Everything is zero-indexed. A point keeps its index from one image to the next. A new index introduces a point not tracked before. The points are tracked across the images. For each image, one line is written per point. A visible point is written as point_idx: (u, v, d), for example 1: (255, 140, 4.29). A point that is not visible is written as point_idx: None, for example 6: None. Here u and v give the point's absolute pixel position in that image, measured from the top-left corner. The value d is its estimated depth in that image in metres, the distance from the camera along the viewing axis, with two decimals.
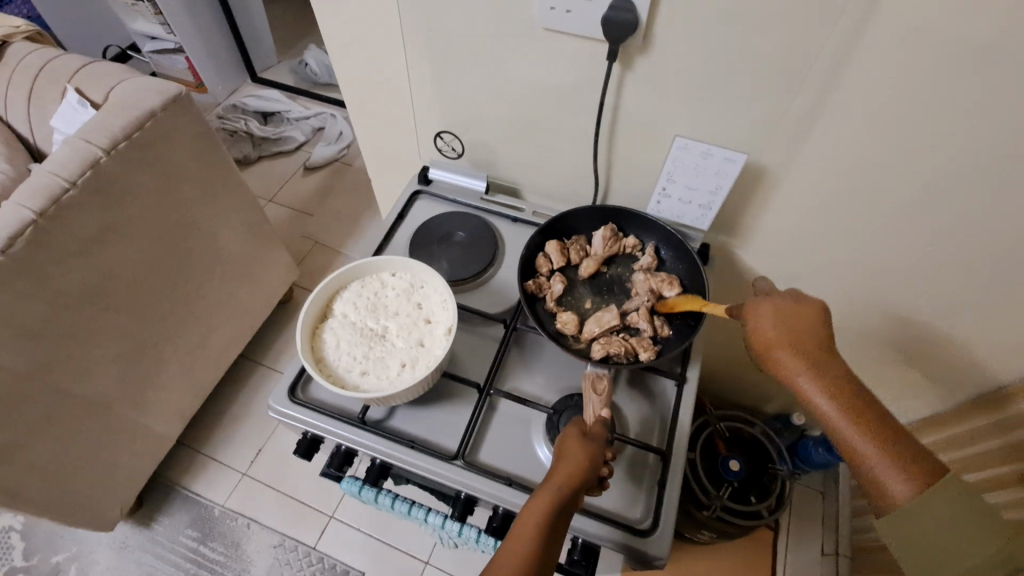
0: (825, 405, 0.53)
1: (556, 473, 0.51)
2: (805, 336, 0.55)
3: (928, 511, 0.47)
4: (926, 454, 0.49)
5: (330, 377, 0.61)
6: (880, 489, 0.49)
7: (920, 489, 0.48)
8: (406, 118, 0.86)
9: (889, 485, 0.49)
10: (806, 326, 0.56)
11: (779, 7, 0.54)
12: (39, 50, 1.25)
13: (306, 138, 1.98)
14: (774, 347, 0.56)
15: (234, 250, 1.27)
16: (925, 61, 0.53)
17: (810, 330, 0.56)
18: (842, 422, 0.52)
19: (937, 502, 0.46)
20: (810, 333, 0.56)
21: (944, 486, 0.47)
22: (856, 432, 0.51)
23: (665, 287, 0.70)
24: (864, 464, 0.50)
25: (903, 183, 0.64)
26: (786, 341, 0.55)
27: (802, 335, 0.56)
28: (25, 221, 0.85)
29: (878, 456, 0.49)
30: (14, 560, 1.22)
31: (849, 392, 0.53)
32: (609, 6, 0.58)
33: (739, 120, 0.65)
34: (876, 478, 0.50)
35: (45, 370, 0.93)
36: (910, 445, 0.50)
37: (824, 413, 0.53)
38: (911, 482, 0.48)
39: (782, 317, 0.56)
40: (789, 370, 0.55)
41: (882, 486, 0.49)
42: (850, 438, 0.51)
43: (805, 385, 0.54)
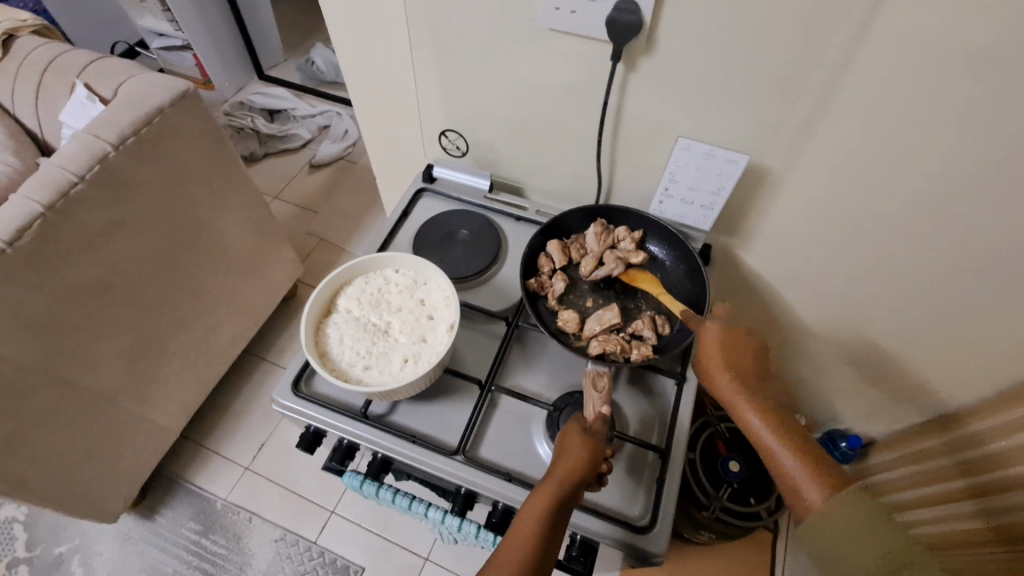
0: (751, 418, 0.58)
1: (557, 469, 0.52)
2: (740, 357, 0.62)
3: (833, 511, 0.50)
4: (837, 465, 0.54)
5: (334, 371, 0.62)
6: (797, 492, 0.53)
7: (831, 493, 0.51)
8: (411, 117, 0.87)
9: (803, 489, 0.53)
10: (742, 348, 0.63)
11: (782, 10, 0.54)
12: (47, 45, 1.26)
13: (312, 135, 1.99)
14: (711, 362, 0.62)
15: (239, 246, 1.28)
16: (929, 64, 0.53)
17: (743, 351, 0.63)
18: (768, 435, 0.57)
19: (843, 505, 0.50)
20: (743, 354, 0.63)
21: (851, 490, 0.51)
22: (776, 442, 0.56)
23: (629, 255, 0.73)
24: (783, 471, 0.55)
25: (905, 186, 0.64)
26: (721, 360, 0.62)
27: (736, 353, 0.63)
28: (33, 215, 0.86)
29: (794, 462, 0.54)
30: (18, 550, 1.23)
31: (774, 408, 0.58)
32: (613, 7, 0.59)
33: (742, 121, 0.65)
34: (794, 484, 0.54)
35: (52, 362, 0.94)
36: (825, 458, 0.54)
37: (752, 427, 0.58)
38: (822, 486, 0.52)
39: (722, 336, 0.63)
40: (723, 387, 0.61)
41: (798, 490, 0.53)
42: (773, 448, 0.56)
43: (738, 400, 0.59)
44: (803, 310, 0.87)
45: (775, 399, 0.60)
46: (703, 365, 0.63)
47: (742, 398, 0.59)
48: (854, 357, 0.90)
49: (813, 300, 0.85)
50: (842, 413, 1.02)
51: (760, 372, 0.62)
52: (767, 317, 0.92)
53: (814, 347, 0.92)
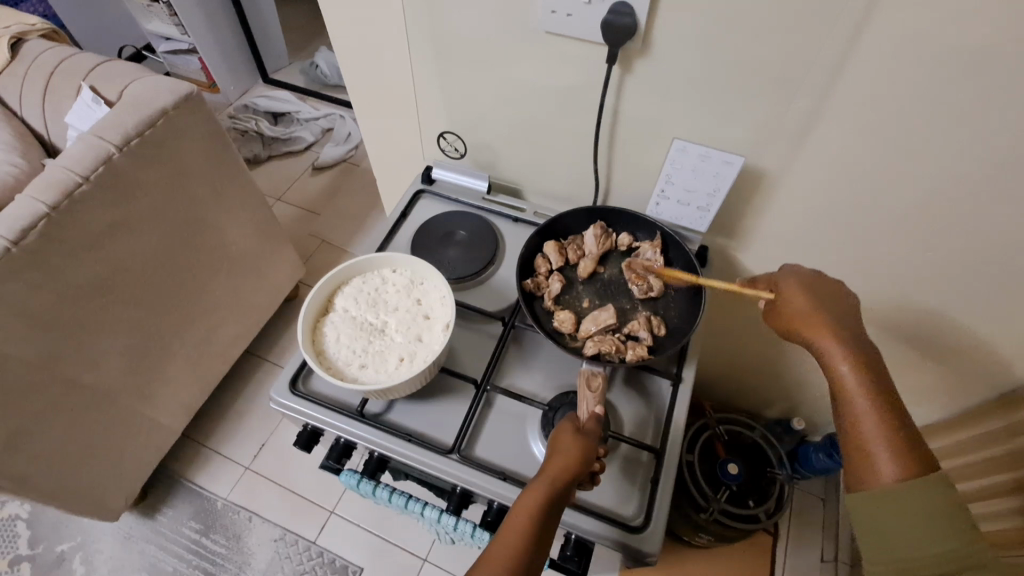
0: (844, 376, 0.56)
1: (550, 467, 0.52)
2: (841, 314, 0.59)
3: (903, 490, 0.50)
4: (929, 453, 0.51)
5: (331, 369, 0.62)
6: (868, 465, 0.52)
7: (911, 476, 0.50)
8: (411, 119, 0.88)
9: (880, 465, 0.52)
10: (841, 305, 0.60)
11: (776, 13, 0.55)
12: (54, 48, 1.28)
13: (315, 138, 2.01)
14: (807, 312, 0.60)
15: (242, 247, 1.29)
16: (924, 66, 0.54)
17: (841, 308, 0.60)
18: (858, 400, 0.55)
19: (918, 492, 0.49)
20: (842, 309, 0.60)
21: (934, 478, 0.50)
22: (866, 407, 0.54)
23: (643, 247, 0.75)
24: (861, 440, 0.53)
25: (902, 186, 0.64)
26: (817, 312, 0.59)
27: (836, 311, 0.60)
28: (38, 215, 0.87)
29: (880, 438, 0.52)
30: (21, 547, 1.24)
31: (872, 371, 0.56)
32: (609, 10, 0.59)
33: (737, 123, 0.66)
34: (869, 454, 0.53)
35: (56, 359, 0.95)
36: (914, 438, 0.52)
37: (842, 385, 0.56)
38: (903, 466, 0.51)
39: (815, 291, 0.61)
40: (817, 337, 0.59)
41: (874, 464, 0.52)
42: (857, 415, 0.54)
43: (833, 355, 0.57)
44: None
45: (876, 355, 0.57)
46: (796, 314, 0.61)
47: (840, 355, 0.57)
48: None
49: None
50: None
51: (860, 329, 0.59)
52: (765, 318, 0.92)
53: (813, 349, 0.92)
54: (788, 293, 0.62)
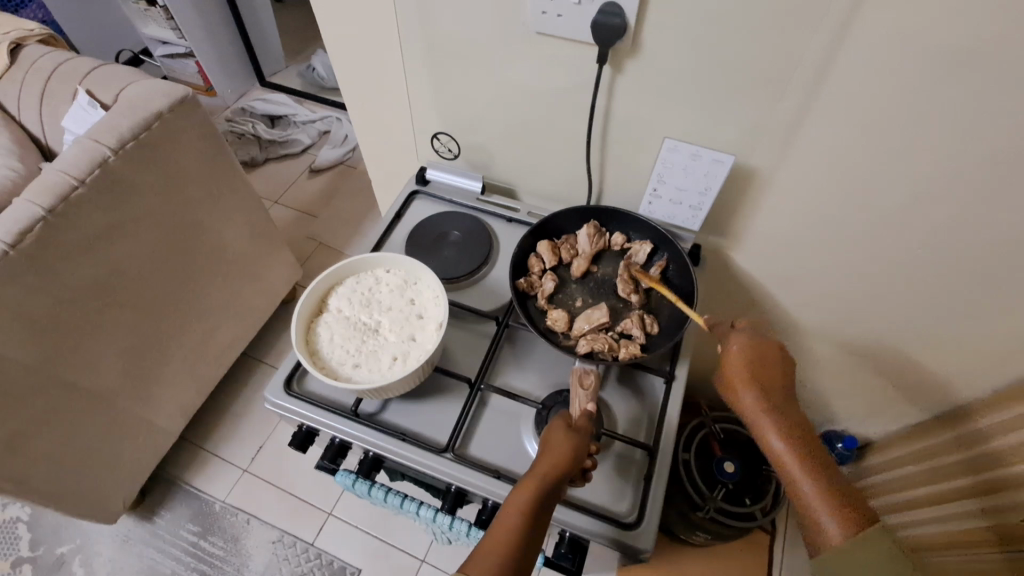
0: (777, 444, 0.58)
1: (540, 465, 0.52)
2: (772, 380, 0.61)
3: (853, 556, 0.51)
4: (868, 509, 0.54)
5: (324, 369, 0.62)
6: (819, 531, 0.54)
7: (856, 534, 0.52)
8: (405, 121, 0.88)
9: (825, 526, 0.54)
10: (772, 369, 0.62)
11: (762, 13, 0.55)
12: (51, 52, 1.29)
13: (312, 140, 2.01)
14: (739, 379, 0.61)
15: (238, 249, 1.29)
16: (908, 64, 0.54)
17: (773, 368, 0.62)
18: (794, 465, 0.57)
19: (868, 554, 0.51)
20: (775, 375, 0.62)
21: (878, 532, 0.52)
22: (804, 472, 0.56)
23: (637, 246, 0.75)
24: (804, 503, 0.56)
25: (891, 184, 0.65)
26: (750, 376, 0.61)
27: (767, 376, 0.61)
28: (35, 218, 0.87)
29: (820, 499, 0.54)
30: (20, 550, 1.24)
31: (802, 435, 0.58)
32: (599, 11, 0.60)
33: (726, 122, 0.66)
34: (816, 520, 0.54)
35: (53, 362, 0.95)
36: (852, 495, 0.55)
37: (776, 452, 0.58)
38: (848, 526, 0.53)
39: (751, 352, 0.62)
40: (750, 404, 0.60)
41: (822, 528, 0.54)
42: (799, 483, 0.56)
43: (766, 424, 0.59)
44: (794, 310, 0.88)
45: (802, 419, 0.60)
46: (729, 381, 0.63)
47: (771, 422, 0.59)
48: (848, 356, 0.90)
49: (804, 299, 0.85)
50: (839, 411, 1.02)
51: (789, 394, 0.61)
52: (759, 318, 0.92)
53: (808, 347, 0.92)
54: (725, 359, 0.63)
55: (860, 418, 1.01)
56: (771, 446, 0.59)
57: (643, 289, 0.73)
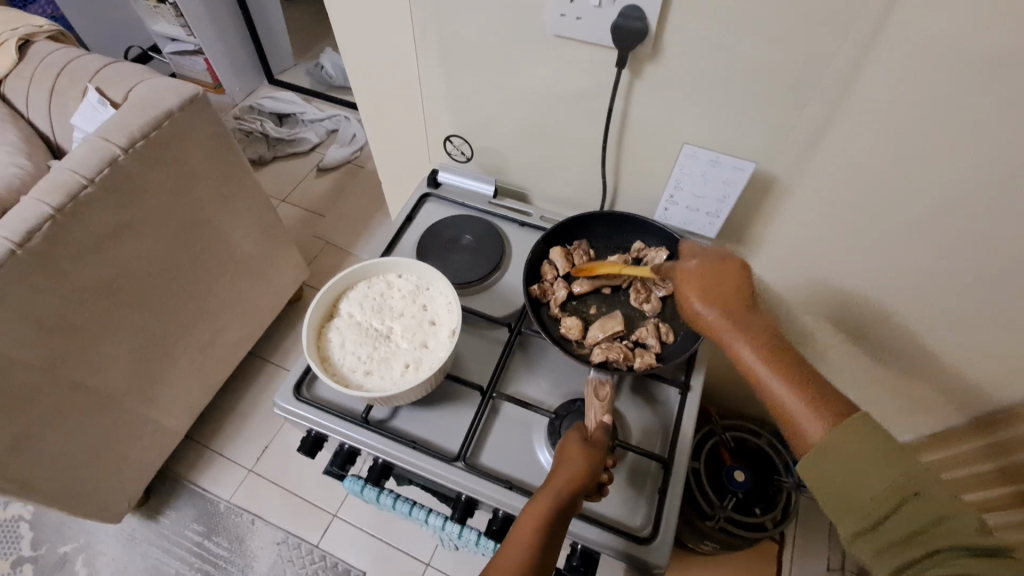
0: (742, 350, 0.55)
1: (556, 477, 0.51)
2: (728, 291, 0.59)
3: (831, 442, 0.47)
4: (844, 400, 0.50)
5: (335, 376, 0.61)
6: (796, 428, 0.50)
7: (833, 425, 0.48)
8: (418, 123, 0.87)
9: (799, 422, 0.50)
10: (728, 281, 0.60)
11: (787, 19, 0.54)
12: (61, 50, 1.28)
13: (320, 139, 2.00)
14: (696, 300, 0.60)
15: (245, 249, 1.28)
16: (937, 75, 0.53)
17: (734, 282, 0.60)
18: (764, 371, 0.54)
19: (843, 438, 0.47)
20: (731, 290, 0.59)
21: (855, 422, 0.47)
22: (770, 371, 0.53)
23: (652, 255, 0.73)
24: (778, 404, 0.52)
25: (912, 196, 0.63)
26: (704, 290, 0.60)
27: (723, 293, 0.59)
28: (43, 217, 0.86)
29: (790, 394, 0.51)
30: (23, 549, 1.24)
31: (765, 338, 0.55)
32: (619, 14, 0.59)
33: (748, 129, 0.65)
34: (792, 418, 0.51)
35: (59, 362, 0.94)
36: (826, 389, 0.51)
37: (744, 360, 0.55)
38: (823, 417, 0.49)
39: (704, 269, 0.61)
40: (708, 319, 0.59)
41: (797, 424, 0.50)
42: (768, 384, 0.53)
43: (729, 335, 0.57)
44: (809, 319, 0.87)
45: (768, 325, 0.57)
46: (688, 306, 0.61)
47: (733, 333, 0.57)
48: (863, 367, 0.89)
49: (819, 307, 0.84)
50: None
51: (753, 304, 0.58)
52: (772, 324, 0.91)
53: (825, 357, 0.91)
54: (681, 286, 0.62)
55: None
56: (738, 355, 0.56)
57: (660, 297, 0.72)
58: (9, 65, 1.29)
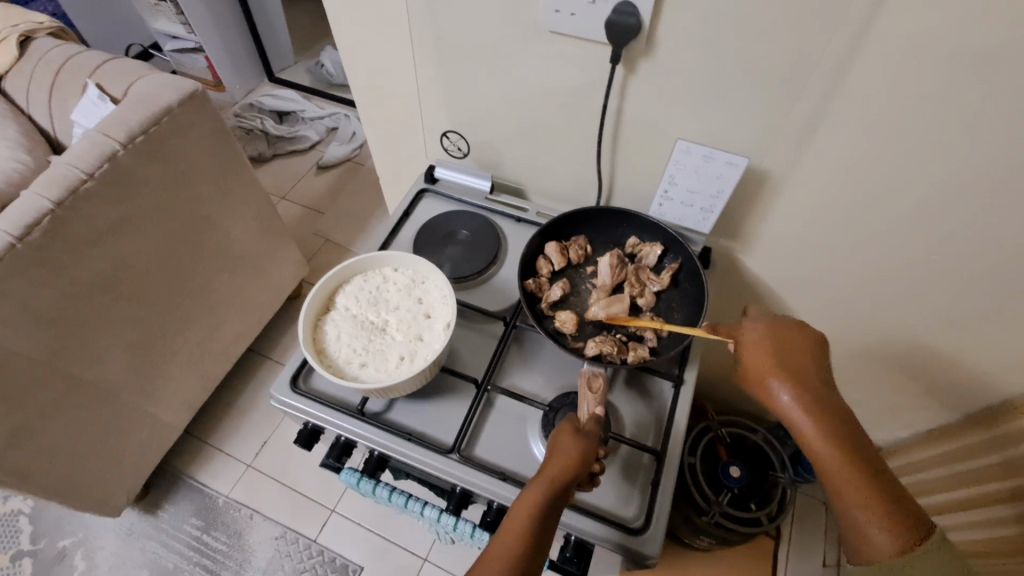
0: (822, 447, 0.53)
1: (549, 467, 0.52)
2: (802, 373, 0.57)
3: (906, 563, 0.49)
4: (917, 513, 0.51)
5: (330, 368, 0.62)
6: (864, 535, 0.51)
7: (904, 542, 0.50)
8: (415, 119, 0.88)
9: (870, 534, 0.51)
10: (803, 362, 0.57)
11: (780, 15, 0.54)
12: (61, 46, 1.29)
13: (319, 137, 2.01)
14: (773, 379, 0.57)
15: (245, 245, 1.29)
16: (928, 69, 0.53)
17: (809, 363, 0.57)
18: (841, 472, 0.52)
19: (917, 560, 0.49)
20: (813, 376, 0.57)
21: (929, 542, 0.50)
22: (851, 477, 0.52)
23: (647, 250, 0.74)
24: (849, 508, 0.52)
25: (904, 192, 0.64)
26: (781, 370, 0.57)
27: (805, 379, 0.56)
28: (43, 212, 0.87)
29: (869, 506, 0.51)
30: (23, 543, 1.25)
31: (844, 434, 0.53)
32: (613, 9, 0.59)
33: (741, 125, 0.65)
34: (861, 524, 0.51)
35: (58, 355, 0.95)
36: (900, 499, 0.52)
37: (818, 454, 0.54)
38: (895, 533, 0.50)
39: (778, 347, 0.58)
40: (783, 403, 0.56)
41: (866, 532, 0.51)
42: (842, 487, 0.52)
43: (808, 426, 0.54)
44: (803, 315, 0.87)
45: (847, 415, 0.55)
46: (760, 381, 0.58)
47: (813, 425, 0.54)
48: (856, 362, 0.89)
49: (814, 302, 0.84)
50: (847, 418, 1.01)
51: (831, 392, 0.56)
52: None
53: None
54: (751, 359, 0.59)
55: (869, 426, 1.00)
56: (815, 447, 0.54)
57: (654, 292, 0.73)
58: (10, 61, 1.30)
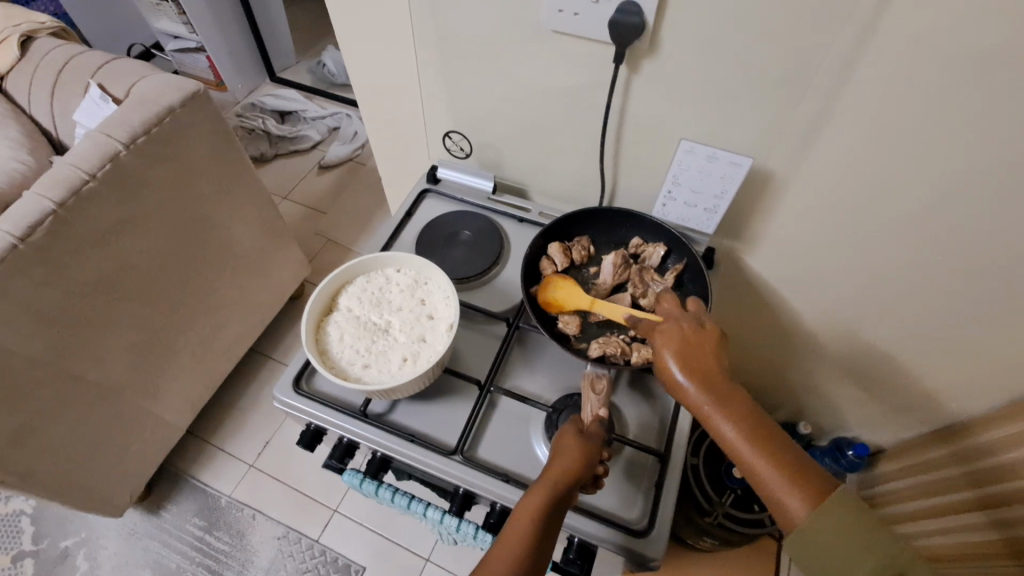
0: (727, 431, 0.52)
1: (552, 469, 0.52)
2: (707, 363, 0.55)
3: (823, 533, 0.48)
4: (824, 478, 0.50)
5: (333, 369, 0.62)
6: (784, 511, 0.50)
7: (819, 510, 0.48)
8: (417, 119, 0.88)
9: (789, 507, 0.49)
10: (706, 352, 0.56)
11: (785, 15, 0.54)
12: (64, 46, 1.29)
13: (321, 137, 2.01)
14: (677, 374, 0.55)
15: (246, 245, 1.29)
16: (934, 69, 0.53)
17: (709, 352, 0.56)
18: (752, 455, 0.51)
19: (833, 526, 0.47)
20: (712, 364, 0.55)
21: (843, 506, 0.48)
22: (759, 455, 0.51)
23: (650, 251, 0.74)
24: (764, 488, 0.50)
25: (910, 193, 0.63)
26: (684, 364, 0.55)
27: (702, 363, 0.55)
28: (46, 212, 0.87)
29: (777, 475, 0.50)
30: (27, 542, 1.25)
31: (747, 416, 0.52)
32: (616, 9, 0.59)
33: (745, 125, 0.65)
34: (779, 501, 0.50)
35: (60, 356, 0.95)
36: (808, 468, 0.50)
37: (727, 440, 0.52)
38: (810, 503, 0.49)
39: (683, 341, 0.57)
40: (689, 396, 0.54)
41: (784, 507, 0.49)
42: (756, 467, 0.51)
43: (713, 414, 0.53)
44: (806, 316, 0.87)
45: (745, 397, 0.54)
46: (667, 377, 0.56)
47: (719, 412, 0.53)
48: (859, 363, 0.89)
49: (817, 303, 0.84)
50: (850, 419, 1.01)
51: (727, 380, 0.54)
52: (770, 319, 0.91)
53: (822, 354, 0.91)
54: (659, 356, 0.57)
55: (871, 427, 1.00)
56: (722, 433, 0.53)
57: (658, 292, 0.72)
58: (12, 61, 1.30)
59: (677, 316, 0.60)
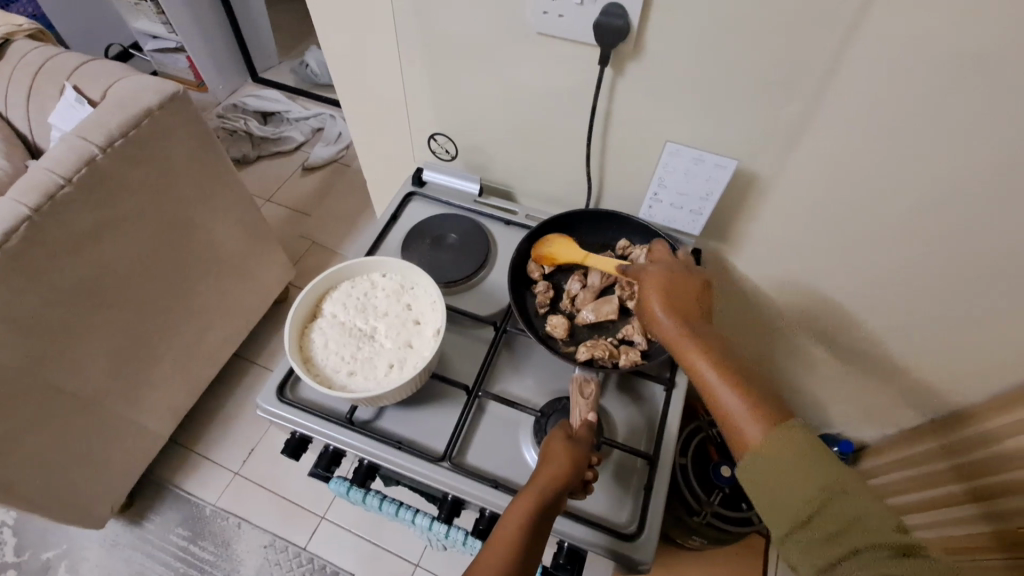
0: (696, 358, 0.54)
1: (540, 474, 0.51)
2: (688, 306, 0.59)
3: (768, 452, 0.47)
4: (788, 409, 0.50)
5: (318, 376, 0.61)
6: (739, 435, 0.50)
7: (771, 429, 0.48)
8: (402, 121, 0.87)
9: (744, 431, 0.49)
10: (687, 297, 0.60)
11: (769, 18, 0.54)
12: (39, 47, 1.26)
13: (305, 138, 1.99)
14: (656, 306, 0.59)
15: (229, 249, 1.27)
16: (914, 72, 0.53)
17: (689, 296, 0.60)
18: (717, 381, 0.53)
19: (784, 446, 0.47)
20: (687, 305, 0.59)
21: (794, 432, 0.48)
22: (722, 379, 0.52)
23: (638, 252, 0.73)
24: (725, 415, 0.51)
25: (891, 194, 0.64)
26: (662, 299, 0.59)
27: (681, 302, 0.59)
28: (20, 217, 0.85)
29: (737, 399, 0.51)
30: (6, 555, 1.22)
31: (715, 349, 0.55)
32: (601, 12, 0.59)
33: (730, 128, 0.65)
34: (735, 425, 0.50)
35: (38, 365, 0.92)
36: (772, 399, 0.51)
37: (695, 366, 0.55)
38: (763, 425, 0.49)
39: (665, 279, 0.62)
40: (663, 326, 0.58)
41: (739, 430, 0.50)
42: (717, 392, 0.52)
43: (684, 342, 0.56)
44: (792, 317, 0.88)
45: (717, 335, 0.57)
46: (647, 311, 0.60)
47: (690, 340, 0.56)
48: (843, 362, 0.90)
49: (802, 304, 0.85)
50: (835, 417, 1.02)
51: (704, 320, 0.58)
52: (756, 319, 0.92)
53: (808, 353, 0.92)
54: (643, 290, 0.61)
55: (856, 424, 1.01)
56: (693, 363, 0.55)
57: None
58: None
59: (666, 262, 0.64)
